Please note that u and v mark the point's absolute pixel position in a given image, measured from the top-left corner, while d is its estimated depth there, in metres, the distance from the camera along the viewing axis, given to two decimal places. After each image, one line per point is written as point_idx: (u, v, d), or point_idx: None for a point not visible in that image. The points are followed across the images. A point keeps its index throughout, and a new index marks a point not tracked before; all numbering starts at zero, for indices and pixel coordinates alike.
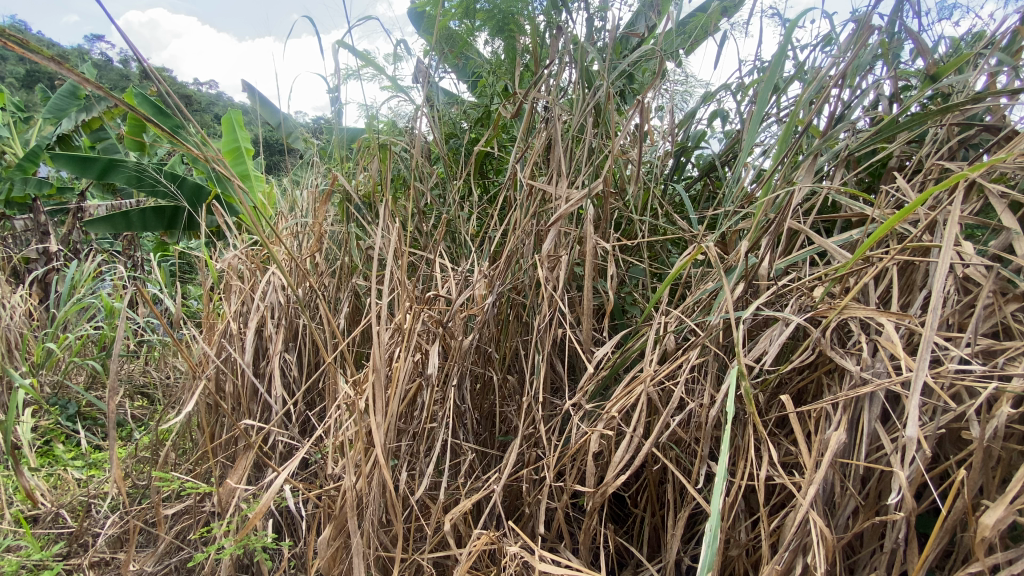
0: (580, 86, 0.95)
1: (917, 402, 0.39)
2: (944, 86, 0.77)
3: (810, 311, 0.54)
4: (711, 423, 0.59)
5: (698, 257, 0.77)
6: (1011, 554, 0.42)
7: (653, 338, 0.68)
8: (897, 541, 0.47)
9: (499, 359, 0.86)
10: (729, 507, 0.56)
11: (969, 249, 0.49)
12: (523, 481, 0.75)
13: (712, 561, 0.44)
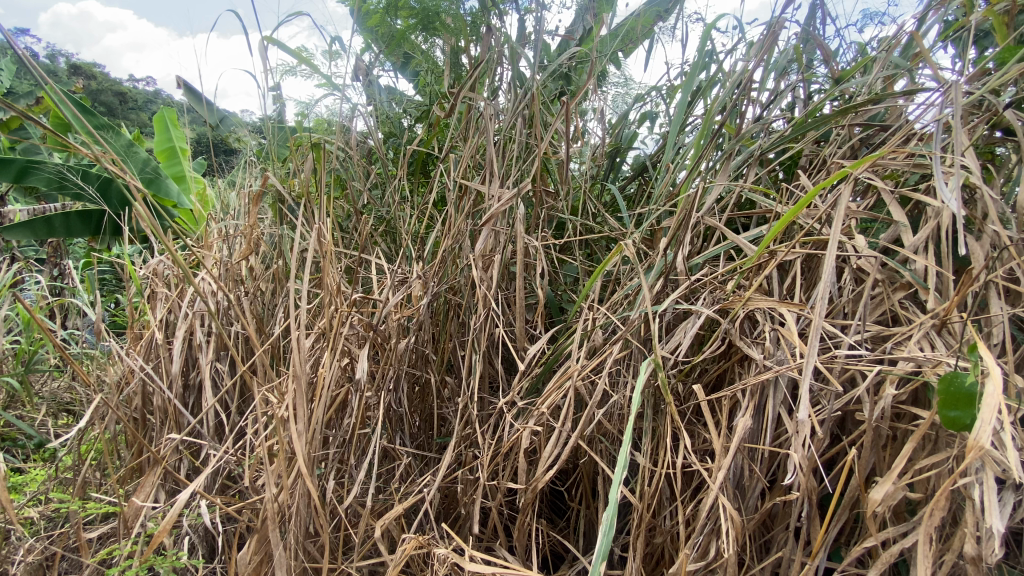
0: (511, 86, 0.95)
1: (807, 387, 0.41)
2: (849, 89, 0.82)
3: (721, 304, 0.57)
4: (633, 415, 0.60)
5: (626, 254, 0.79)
6: (898, 527, 0.45)
7: (580, 333, 0.69)
8: (801, 519, 0.49)
9: (436, 359, 0.86)
10: (653, 496, 0.58)
11: (860, 242, 0.52)
12: (458, 482, 0.74)
13: (606, 552, 0.43)
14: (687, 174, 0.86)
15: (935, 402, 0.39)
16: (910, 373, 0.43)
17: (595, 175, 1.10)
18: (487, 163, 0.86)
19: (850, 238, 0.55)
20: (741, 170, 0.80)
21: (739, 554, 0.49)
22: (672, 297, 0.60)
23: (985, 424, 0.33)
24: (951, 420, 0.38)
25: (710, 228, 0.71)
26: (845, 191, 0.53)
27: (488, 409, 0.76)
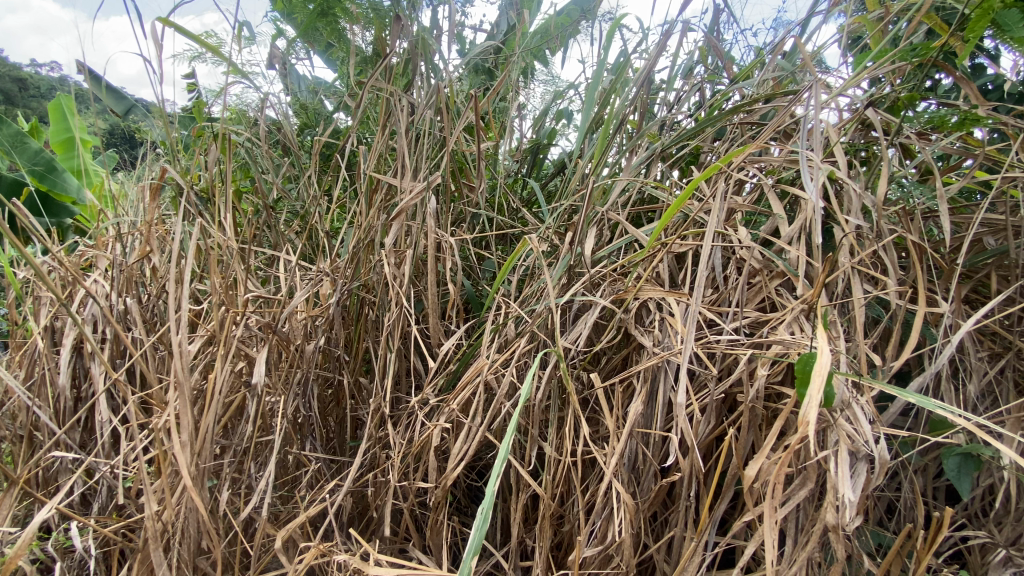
0: (423, 76, 0.93)
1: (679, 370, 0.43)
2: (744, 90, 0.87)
3: (618, 295, 0.59)
4: (539, 407, 0.61)
5: (539, 249, 0.80)
6: (771, 499, 0.48)
7: (490, 328, 0.69)
8: (689, 498, 0.52)
9: (349, 360, 0.82)
10: (557, 487, 0.59)
11: (740, 233, 0.56)
12: (370, 485, 0.72)
13: (486, 543, 0.44)
14: (600, 169, 0.88)
15: (793, 382, 0.42)
16: (775, 356, 0.47)
17: (517, 170, 1.10)
18: (397, 156, 0.83)
19: (734, 230, 0.59)
20: (647, 165, 0.83)
21: (633, 536, 0.51)
22: (573, 289, 0.61)
23: (810, 403, 0.36)
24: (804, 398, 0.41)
25: (615, 222, 0.73)
26: (726, 186, 0.56)
27: (400, 407, 0.74)
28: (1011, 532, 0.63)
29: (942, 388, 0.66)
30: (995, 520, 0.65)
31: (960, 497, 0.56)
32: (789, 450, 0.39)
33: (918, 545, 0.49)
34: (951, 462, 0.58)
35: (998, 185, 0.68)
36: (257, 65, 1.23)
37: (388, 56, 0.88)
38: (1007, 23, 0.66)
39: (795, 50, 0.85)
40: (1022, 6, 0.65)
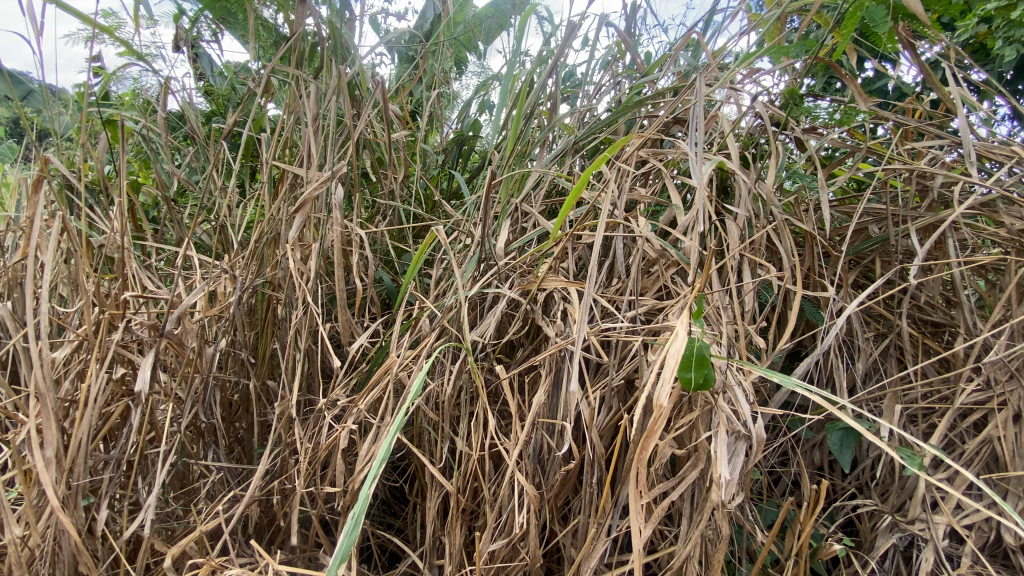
0: (333, 59, 0.88)
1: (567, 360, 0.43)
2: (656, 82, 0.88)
3: (522, 288, 0.58)
4: (448, 403, 0.59)
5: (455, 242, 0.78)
6: (665, 481, 0.49)
7: (403, 325, 0.64)
8: (591, 487, 0.52)
9: (255, 362, 0.78)
10: (467, 482, 0.58)
11: (637, 223, 0.56)
12: (276, 493, 0.69)
13: (360, 547, 0.43)
14: (519, 160, 0.87)
15: (676, 365, 0.41)
16: (665, 342, 0.48)
17: (443, 162, 1.06)
18: (302, 144, 0.79)
19: (635, 220, 0.59)
20: (563, 156, 0.83)
21: (535, 527, 0.51)
22: (480, 283, 0.61)
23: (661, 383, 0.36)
24: (686, 380, 0.41)
25: (528, 214, 0.72)
26: (623, 177, 0.56)
27: (308, 409, 0.71)
28: (896, 499, 0.67)
29: (832, 367, 0.70)
30: (883, 488, 0.69)
31: (840, 469, 0.61)
32: (657, 433, 0.40)
33: (802, 517, 0.52)
34: (834, 436, 0.63)
35: (880, 177, 0.72)
36: (155, 46, 1.13)
37: (292, 38, 0.83)
38: (874, 20, 0.69)
39: (702, 44, 0.87)
40: (886, 4, 0.68)
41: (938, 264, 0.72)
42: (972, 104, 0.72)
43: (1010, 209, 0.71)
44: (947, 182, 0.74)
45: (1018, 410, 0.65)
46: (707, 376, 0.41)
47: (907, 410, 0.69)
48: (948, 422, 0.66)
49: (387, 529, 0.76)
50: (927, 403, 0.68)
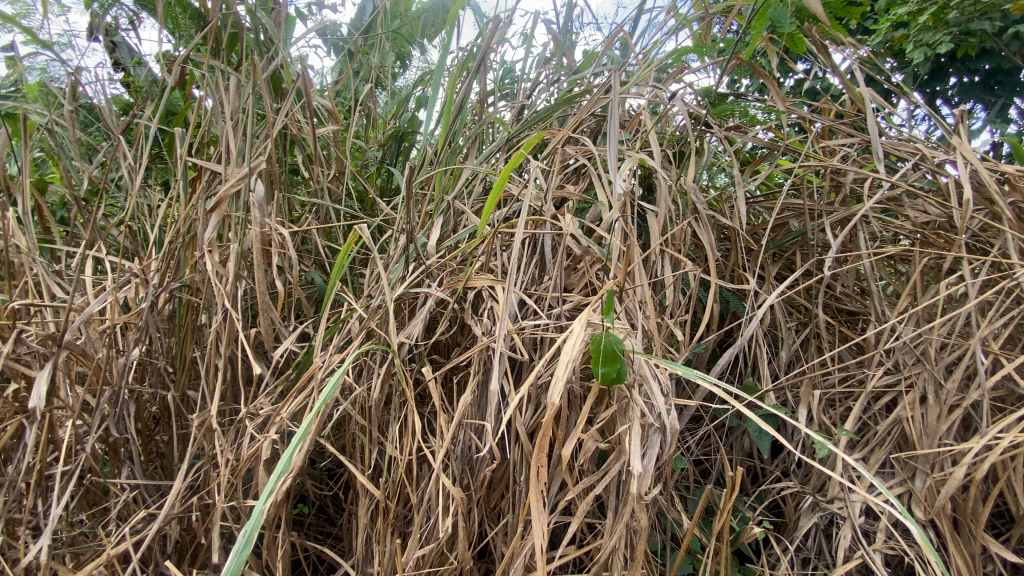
0: (254, 50, 0.84)
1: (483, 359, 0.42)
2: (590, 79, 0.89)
3: (447, 288, 0.57)
4: (374, 408, 0.57)
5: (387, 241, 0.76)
6: (591, 475, 0.49)
7: (331, 327, 0.61)
8: (518, 486, 0.52)
9: (174, 371, 0.73)
10: (395, 487, 0.56)
11: (561, 220, 0.56)
12: (196, 509, 0.65)
13: (250, 559, 0.42)
14: (452, 156, 0.85)
15: (590, 361, 0.41)
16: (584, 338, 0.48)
17: (380, 157, 1.02)
18: (219, 139, 0.74)
19: (561, 217, 0.59)
20: (497, 152, 0.82)
21: (461, 529, 0.50)
22: (407, 283, 0.60)
23: (555, 388, 0.42)
24: (601, 375, 0.41)
25: (460, 211, 0.71)
26: (546, 173, 0.56)
27: (230, 418, 0.67)
28: (816, 480, 0.71)
29: (756, 357, 0.73)
30: (805, 470, 0.73)
31: (758, 454, 0.65)
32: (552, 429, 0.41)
33: (723, 503, 0.54)
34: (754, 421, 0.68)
35: (797, 174, 0.76)
36: (67, 35, 1.04)
37: (210, 27, 0.78)
38: (780, 20, 0.76)
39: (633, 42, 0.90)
40: (789, 5, 0.75)
41: (851, 256, 0.76)
42: (880, 103, 0.76)
43: (914, 203, 0.75)
44: (859, 178, 0.79)
45: (923, 391, 0.69)
46: (621, 370, 0.41)
47: (825, 395, 0.73)
48: (862, 406, 0.70)
49: (324, 539, 0.73)
50: (843, 388, 0.71)
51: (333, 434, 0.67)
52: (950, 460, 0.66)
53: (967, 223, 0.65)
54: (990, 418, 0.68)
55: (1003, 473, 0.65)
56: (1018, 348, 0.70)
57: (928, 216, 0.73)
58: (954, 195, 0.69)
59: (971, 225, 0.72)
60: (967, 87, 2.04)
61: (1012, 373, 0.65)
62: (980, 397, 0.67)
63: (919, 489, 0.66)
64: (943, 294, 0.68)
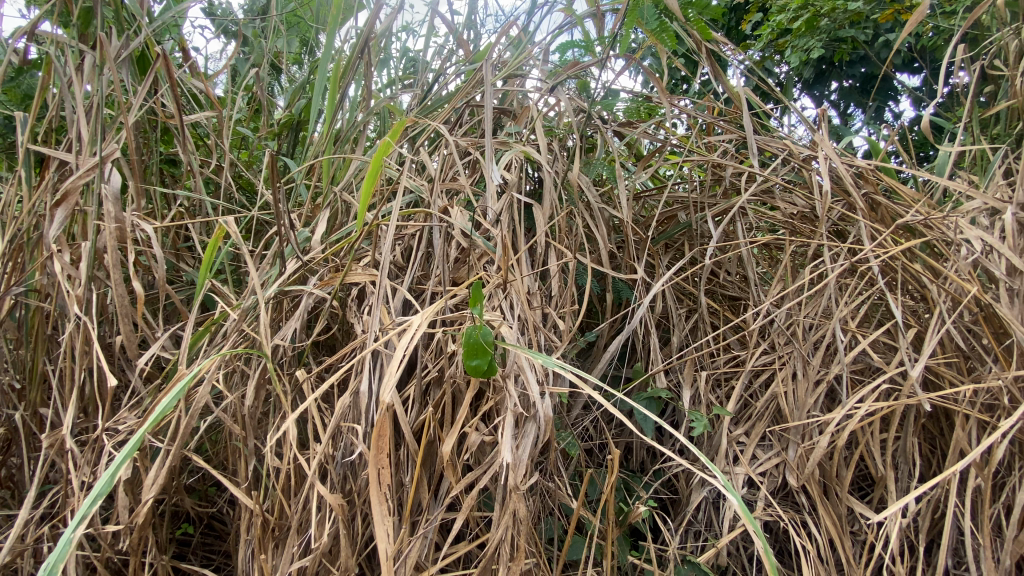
0: (112, 28, 0.75)
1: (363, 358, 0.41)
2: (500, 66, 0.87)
3: (324, 285, 0.54)
4: (247, 415, 0.53)
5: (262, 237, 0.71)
6: (474, 470, 0.49)
7: (200, 330, 0.56)
8: (403, 487, 0.51)
9: (24, 386, 0.65)
10: (275, 497, 0.53)
11: (442, 212, 0.55)
12: (48, 541, 0.58)
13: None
14: (345, 146, 0.81)
15: (461, 355, 0.41)
16: (458, 330, 0.48)
17: (274, 148, 0.95)
18: (69, 126, 0.67)
19: (446, 208, 0.58)
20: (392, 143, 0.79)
21: (341, 536, 0.48)
22: (283, 279, 0.56)
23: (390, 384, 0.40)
24: (474, 368, 0.41)
25: (349, 204, 0.67)
26: (421, 165, 0.54)
27: (89, 436, 0.60)
28: (706, 457, 0.75)
29: (647, 343, 0.76)
30: (695, 448, 0.77)
31: (642, 436, 0.69)
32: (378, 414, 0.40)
33: (609, 486, 0.55)
34: (641, 405, 0.72)
35: (682, 171, 0.81)
36: None
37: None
38: (647, 18, 0.75)
39: (522, 31, 0.83)
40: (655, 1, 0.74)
41: (731, 245, 0.81)
42: (755, 103, 0.82)
43: (785, 194, 0.82)
44: (738, 172, 0.84)
45: (794, 368, 0.75)
46: (490, 362, 0.41)
47: (711, 376, 0.77)
48: (741, 385, 0.75)
49: (211, 560, 0.68)
50: (726, 368, 0.76)
51: (213, 446, 0.62)
52: (817, 429, 0.72)
53: (826, 212, 0.71)
54: (851, 390, 0.75)
55: (861, 438, 0.71)
56: (873, 325, 0.77)
57: (795, 207, 0.79)
58: (815, 188, 0.75)
59: (832, 214, 0.79)
60: (848, 90, 2.22)
61: (865, 347, 0.71)
62: (840, 371, 0.73)
63: (792, 459, 0.71)
64: (807, 278, 0.73)
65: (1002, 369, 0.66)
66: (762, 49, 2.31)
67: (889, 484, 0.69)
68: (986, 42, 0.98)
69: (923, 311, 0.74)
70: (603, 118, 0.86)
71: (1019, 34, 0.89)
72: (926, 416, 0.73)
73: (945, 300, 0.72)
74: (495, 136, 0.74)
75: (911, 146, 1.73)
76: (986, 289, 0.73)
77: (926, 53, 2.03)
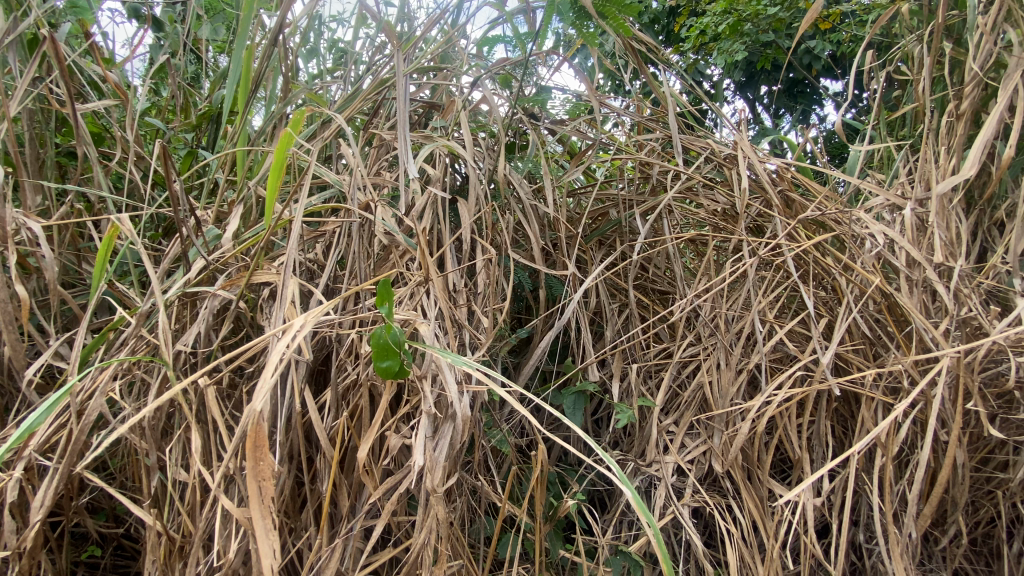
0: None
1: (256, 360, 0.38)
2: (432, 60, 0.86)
3: (229, 286, 0.52)
4: (149, 426, 0.49)
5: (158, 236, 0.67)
6: (394, 474, 0.47)
7: (94, 339, 0.51)
8: (320, 494, 0.48)
9: None
10: (181, 513, 0.50)
11: (360, 209, 0.54)
12: None
13: None
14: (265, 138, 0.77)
15: (371, 356, 0.40)
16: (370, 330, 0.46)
17: (190, 140, 0.89)
18: None
19: (365, 205, 0.56)
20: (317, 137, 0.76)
21: (251, 549, 0.46)
22: (186, 280, 0.52)
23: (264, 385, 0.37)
24: (386, 369, 0.41)
25: (265, 198, 0.63)
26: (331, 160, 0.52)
27: None
28: (637, 448, 0.76)
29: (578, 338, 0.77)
30: (626, 439, 0.78)
31: (571, 430, 0.70)
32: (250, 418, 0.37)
33: (535, 481, 0.55)
34: (572, 399, 0.73)
35: (611, 169, 0.83)
36: None
37: None
38: (563, 13, 0.72)
39: (451, 24, 0.82)
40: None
41: (659, 241, 0.83)
42: (681, 103, 0.84)
43: (709, 192, 0.85)
44: (664, 171, 0.87)
45: (717, 359, 0.77)
46: (402, 363, 0.41)
47: (641, 368, 0.79)
48: (669, 376, 0.77)
49: None
50: (655, 360, 0.78)
51: (116, 463, 0.57)
52: (740, 416, 0.74)
53: (744, 209, 0.75)
54: (770, 377, 0.78)
55: (779, 423, 0.75)
56: (789, 316, 0.81)
57: (717, 204, 0.82)
58: (735, 186, 0.79)
59: (751, 211, 0.83)
60: (777, 94, 2.33)
61: (782, 337, 0.75)
62: (760, 360, 0.77)
63: (717, 445, 0.74)
64: (728, 271, 0.77)
65: (901, 354, 0.71)
66: (697, 51, 2.39)
67: (806, 466, 0.72)
68: (892, 49, 1.04)
69: (833, 302, 0.79)
70: (537, 115, 0.86)
71: (920, 42, 0.96)
72: (837, 400, 0.78)
73: (852, 291, 0.77)
74: (423, 131, 0.73)
75: (829, 148, 1.83)
76: (888, 280, 0.78)
77: (845, 60, 2.16)
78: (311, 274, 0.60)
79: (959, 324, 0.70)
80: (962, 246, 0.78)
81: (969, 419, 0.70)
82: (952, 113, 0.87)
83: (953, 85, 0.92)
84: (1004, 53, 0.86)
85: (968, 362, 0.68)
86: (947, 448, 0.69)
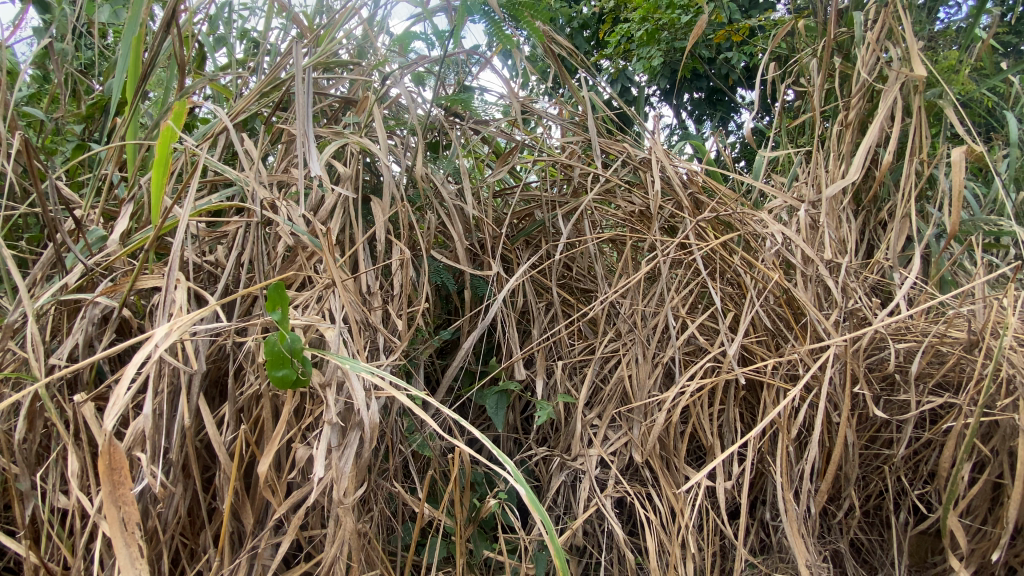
0: None
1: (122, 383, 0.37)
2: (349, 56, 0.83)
3: (109, 294, 0.48)
4: (17, 449, 0.45)
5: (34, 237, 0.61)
6: (299, 486, 0.46)
7: None
8: (220, 512, 0.46)
9: None
10: (60, 543, 0.45)
11: (261, 212, 0.51)
12: None
13: None
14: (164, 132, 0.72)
15: (266, 366, 0.40)
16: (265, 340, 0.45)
17: (78, 132, 0.82)
18: None
19: (271, 208, 0.54)
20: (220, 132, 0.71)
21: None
22: (60, 287, 0.48)
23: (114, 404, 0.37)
24: (283, 378, 0.41)
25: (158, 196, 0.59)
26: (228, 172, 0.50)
27: None
28: (562, 443, 0.78)
29: (501, 338, 0.78)
30: (552, 434, 0.80)
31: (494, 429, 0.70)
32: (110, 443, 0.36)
33: (452, 486, 0.55)
34: (493, 398, 0.73)
35: (534, 169, 0.84)
36: None
37: None
38: (478, 11, 0.71)
39: (367, 20, 0.79)
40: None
41: (580, 240, 0.85)
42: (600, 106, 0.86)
43: (627, 194, 0.88)
44: (585, 173, 0.89)
45: (635, 354, 0.80)
46: (299, 371, 0.41)
47: (564, 366, 0.81)
48: (590, 373, 0.79)
49: None
50: (577, 357, 0.80)
51: None
52: (657, 407, 0.77)
53: (657, 210, 0.78)
54: (683, 370, 0.82)
55: (693, 412, 0.79)
56: (701, 311, 0.85)
57: (634, 206, 0.86)
58: (649, 187, 0.82)
59: (664, 211, 0.86)
60: (699, 102, 2.45)
61: (693, 331, 0.79)
62: (674, 354, 0.80)
63: (637, 437, 0.76)
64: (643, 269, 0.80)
65: (798, 343, 0.77)
66: (623, 57, 2.47)
67: (717, 452, 0.76)
68: (791, 62, 1.13)
69: (739, 297, 0.84)
70: (459, 115, 0.86)
71: (814, 56, 1.04)
72: (745, 389, 0.83)
73: (755, 287, 0.82)
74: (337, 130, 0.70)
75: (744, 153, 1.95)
76: (788, 275, 0.84)
77: (757, 72, 2.32)
78: (212, 278, 0.56)
79: (847, 315, 0.77)
80: (849, 244, 0.85)
81: (858, 401, 0.77)
82: (841, 122, 0.95)
83: (842, 97, 1.00)
84: (884, 69, 0.95)
85: (854, 349, 0.74)
86: (837, 429, 0.75)
